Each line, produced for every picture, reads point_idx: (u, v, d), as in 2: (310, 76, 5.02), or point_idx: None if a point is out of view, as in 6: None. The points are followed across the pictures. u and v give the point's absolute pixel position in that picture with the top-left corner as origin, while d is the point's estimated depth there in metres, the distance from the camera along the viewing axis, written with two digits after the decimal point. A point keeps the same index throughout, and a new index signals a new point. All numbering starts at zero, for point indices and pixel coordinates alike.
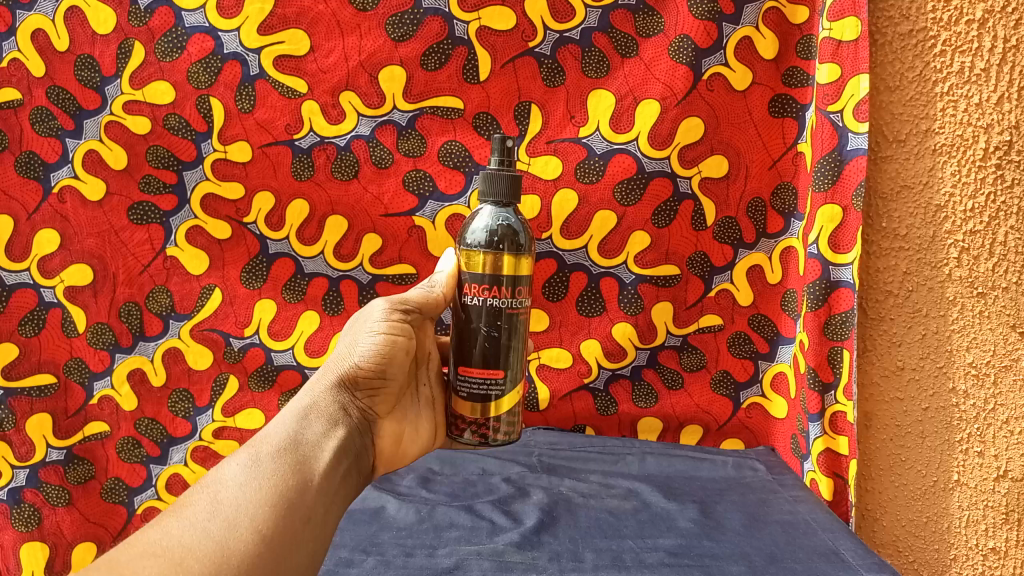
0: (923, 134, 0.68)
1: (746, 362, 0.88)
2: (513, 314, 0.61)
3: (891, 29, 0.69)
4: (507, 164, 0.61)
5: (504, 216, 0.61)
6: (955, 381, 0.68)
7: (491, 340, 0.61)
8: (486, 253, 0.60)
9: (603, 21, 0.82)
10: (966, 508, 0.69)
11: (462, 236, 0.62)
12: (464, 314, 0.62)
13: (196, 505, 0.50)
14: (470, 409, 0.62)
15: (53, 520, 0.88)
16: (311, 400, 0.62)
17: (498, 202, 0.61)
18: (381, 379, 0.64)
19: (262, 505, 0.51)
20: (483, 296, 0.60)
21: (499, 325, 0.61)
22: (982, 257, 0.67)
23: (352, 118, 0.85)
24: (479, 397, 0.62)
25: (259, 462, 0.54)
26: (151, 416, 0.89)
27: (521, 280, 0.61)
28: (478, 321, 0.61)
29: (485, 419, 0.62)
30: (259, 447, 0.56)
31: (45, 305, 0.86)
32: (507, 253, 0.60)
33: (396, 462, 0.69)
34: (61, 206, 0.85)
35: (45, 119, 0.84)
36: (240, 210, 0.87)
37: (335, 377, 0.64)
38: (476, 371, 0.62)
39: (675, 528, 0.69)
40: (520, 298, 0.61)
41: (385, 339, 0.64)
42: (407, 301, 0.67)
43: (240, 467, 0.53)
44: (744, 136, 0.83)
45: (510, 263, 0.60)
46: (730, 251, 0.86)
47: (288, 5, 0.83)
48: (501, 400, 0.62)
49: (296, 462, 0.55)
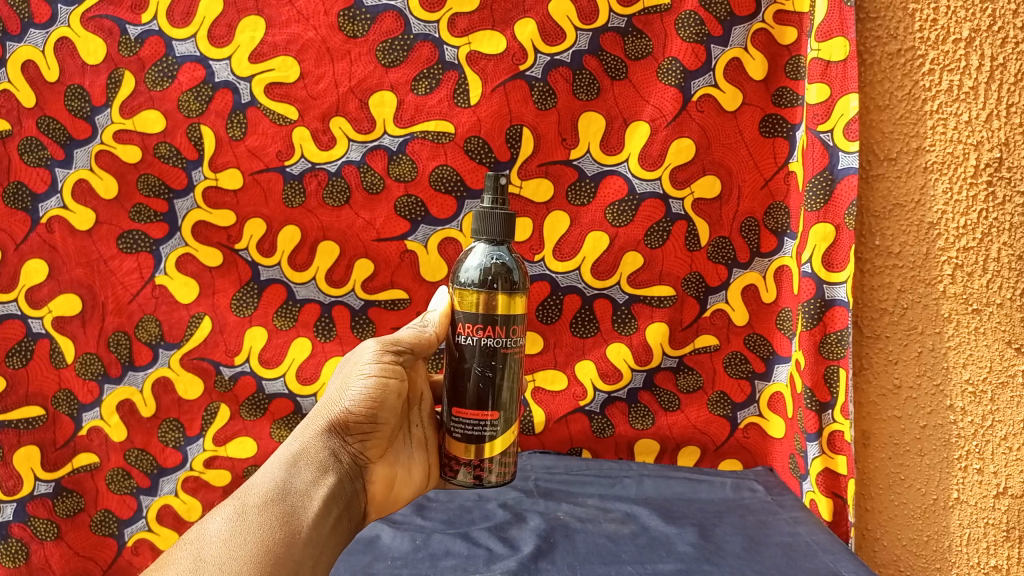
0: (913, 152, 0.68)
1: (742, 382, 0.87)
2: (507, 354, 0.60)
3: (879, 49, 0.70)
4: (501, 202, 0.61)
5: (497, 255, 0.60)
6: (952, 399, 0.68)
7: (484, 380, 0.60)
8: (479, 292, 0.59)
9: (593, 44, 0.82)
10: (966, 526, 0.68)
11: (456, 274, 0.61)
12: (457, 352, 0.61)
13: (178, 564, 0.49)
14: (465, 450, 0.61)
15: (41, 555, 0.87)
16: (301, 447, 0.60)
17: (492, 240, 0.61)
18: (373, 424, 0.62)
19: (244, 562, 0.50)
20: (477, 335, 0.60)
21: (493, 364, 0.60)
22: (976, 273, 0.66)
23: (342, 144, 0.85)
24: (474, 438, 0.61)
25: (244, 515, 0.53)
26: (140, 446, 0.88)
27: (515, 318, 0.60)
28: (471, 362, 0.60)
29: (480, 460, 0.61)
30: (245, 498, 0.55)
31: (34, 335, 0.86)
32: (501, 292, 0.59)
33: (389, 508, 0.66)
34: (49, 236, 0.85)
35: (35, 149, 0.84)
36: (231, 236, 0.86)
37: (325, 422, 0.61)
38: (470, 412, 0.60)
39: (674, 552, 0.68)
40: (514, 337, 0.60)
41: (376, 382, 0.61)
42: (399, 342, 0.64)
43: (223, 522, 0.53)
44: (736, 156, 0.83)
45: (504, 301, 0.60)
46: (724, 271, 0.86)
47: (278, 33, 0.83)
48: (494, 441, 0.61)
49: (283, 513, 0.54)
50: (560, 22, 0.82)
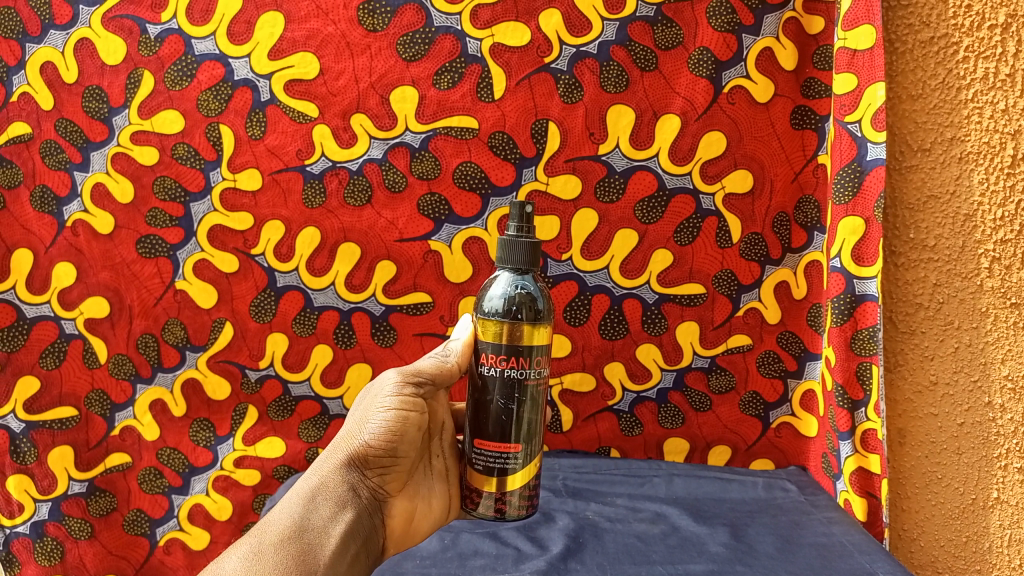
0: (948, 142, 0.66)
1: (776, 382, 0.86)
2: (530, 387, 0.59)
3: (911, 37, 0.67)
4: (526, 231, 0.59)
5: (522, 283, 0.60)
6: (992, 396, 0.65)
7: (506, 412, 0.59)
8: (503, 322, 0.58)
9: (620, 34, 0.81)
10: (1007, 527, 0.66)
11: (480, 303, 0.60)
12: (480, 382, 0.60)
13: None
14: (486, 483, 0.60)
15: (76, 553, 0.89)
16: (319, 480, 0.60)
17: (517, 269, 0.60)
18: (392, 458, 0.61)
19: None
20: (500, 366, 0.59)
21: (515, 397, 0.59)
22: (1015, 266, 0.64)
23: (363, 142, 0.85)
24: (496, 471, 0.60)
25: (260, 554, 0.54)
26: (171, 445, 0.89)
27: (538, 348, 0.59)
28: (493, 394, 0.59)
29: (501, 493, 0.60)
30: (262, 536, 0.56)
31: (67, 336, 0.87)
32: (525, 322, 0.58)
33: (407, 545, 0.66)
34: (75, 240, 0.86)
35: (55, 153, 0.85)
36: (248, 240, 0.86)
37: (344, 455, 0.61)
38: (492, 444, 0.60)
39: (705, 552, 0.67)
40: (537, 369, 0.59)
41: (396, 416, 0.60)
42: (420, 373, 0.63)
43: (239, 562, 0.53)
44: (768, 149, 0.81)
45: (528, 331, 0.59)
46: (757, 269, 0.84)
47: (297, 28, 0.83)
48: (516, 474, 0.60)
49: (300, 552, 0.55)
50: (587, 12, 0.81)
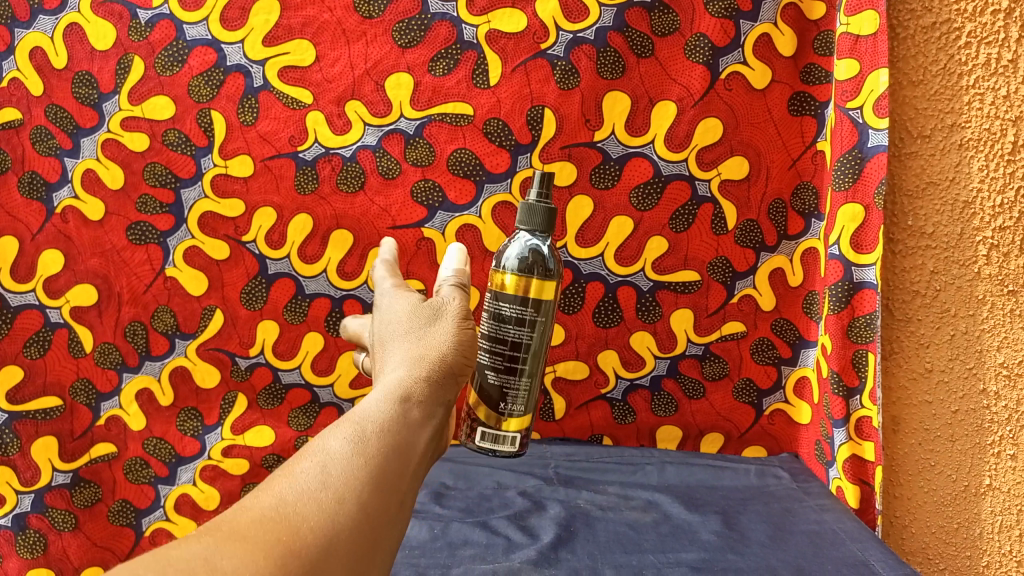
0: (949, 128, 0.65)
1: (769, 369, 0.86)
2: (537, 326, 0.65)
3: (913, 21, 0.66)
4: (546, 196, 0.64)
5: (536, 244, 0.65)
6: (986, 382, 0.66)
7: (515, 353, 0.65)
8: (518, 277, 0.64)
9: (618, 20, 0.80)
10: (999, 513, 0.67)
11: (496, 262, 0.66)
12: (490, 321, 0.66)
13: (305, 472, 0.43)
14: (484, 412, 0.67)
15: (60, 545, 0.88)
16: (410, 377, 0.54)
17: (533, 230, 0.65)
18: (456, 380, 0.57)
19: (358, 480, 0.43)
20: (512, 307, 0.65)
21: (525, 337, 0.65)
22: (1012, 254, 0.64)
23: (358, 127, 0.84)
24: (496, 404, 0.66)
25: (364, 439, 0.46)
26: (159, 435, 0.88)
27: (547, 300, 0.65)
28: (503, 332, 0.65)
29: (499, 427, 0.66)
30: (362, 424, 0.47)
31: (53, 325, 0.86)
32: (537, 278, 0.64)
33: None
34: (64, 227, 0.84)
35: (44, 139, 0.83)
36: (239, 227, 0.85)
37: (419, 364, 0.55)
38: (496, 376, 0.66)
39: (698, 540, 0.67)
40: (546, 318, 0.65)
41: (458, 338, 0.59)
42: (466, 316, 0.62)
43: (347, 443, 0.45)
44: (765, 136, 0.81)
45: (537, 286, 0.64)
46: (752, 256, 0.83)
47: (293, 15, 0.82)
48: (513, 417, 0.66)
49: (400, 417, 0.49)
50: None
